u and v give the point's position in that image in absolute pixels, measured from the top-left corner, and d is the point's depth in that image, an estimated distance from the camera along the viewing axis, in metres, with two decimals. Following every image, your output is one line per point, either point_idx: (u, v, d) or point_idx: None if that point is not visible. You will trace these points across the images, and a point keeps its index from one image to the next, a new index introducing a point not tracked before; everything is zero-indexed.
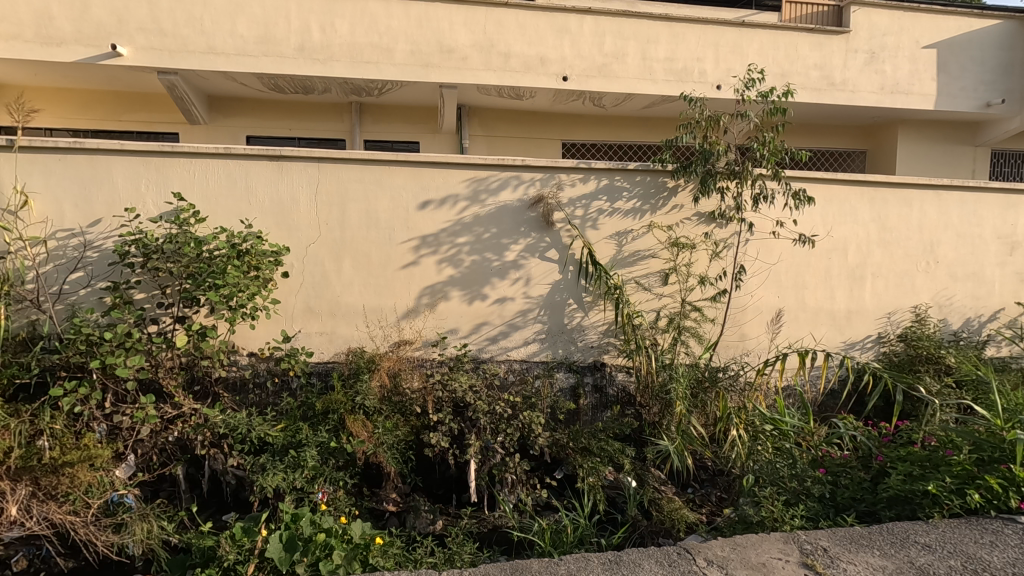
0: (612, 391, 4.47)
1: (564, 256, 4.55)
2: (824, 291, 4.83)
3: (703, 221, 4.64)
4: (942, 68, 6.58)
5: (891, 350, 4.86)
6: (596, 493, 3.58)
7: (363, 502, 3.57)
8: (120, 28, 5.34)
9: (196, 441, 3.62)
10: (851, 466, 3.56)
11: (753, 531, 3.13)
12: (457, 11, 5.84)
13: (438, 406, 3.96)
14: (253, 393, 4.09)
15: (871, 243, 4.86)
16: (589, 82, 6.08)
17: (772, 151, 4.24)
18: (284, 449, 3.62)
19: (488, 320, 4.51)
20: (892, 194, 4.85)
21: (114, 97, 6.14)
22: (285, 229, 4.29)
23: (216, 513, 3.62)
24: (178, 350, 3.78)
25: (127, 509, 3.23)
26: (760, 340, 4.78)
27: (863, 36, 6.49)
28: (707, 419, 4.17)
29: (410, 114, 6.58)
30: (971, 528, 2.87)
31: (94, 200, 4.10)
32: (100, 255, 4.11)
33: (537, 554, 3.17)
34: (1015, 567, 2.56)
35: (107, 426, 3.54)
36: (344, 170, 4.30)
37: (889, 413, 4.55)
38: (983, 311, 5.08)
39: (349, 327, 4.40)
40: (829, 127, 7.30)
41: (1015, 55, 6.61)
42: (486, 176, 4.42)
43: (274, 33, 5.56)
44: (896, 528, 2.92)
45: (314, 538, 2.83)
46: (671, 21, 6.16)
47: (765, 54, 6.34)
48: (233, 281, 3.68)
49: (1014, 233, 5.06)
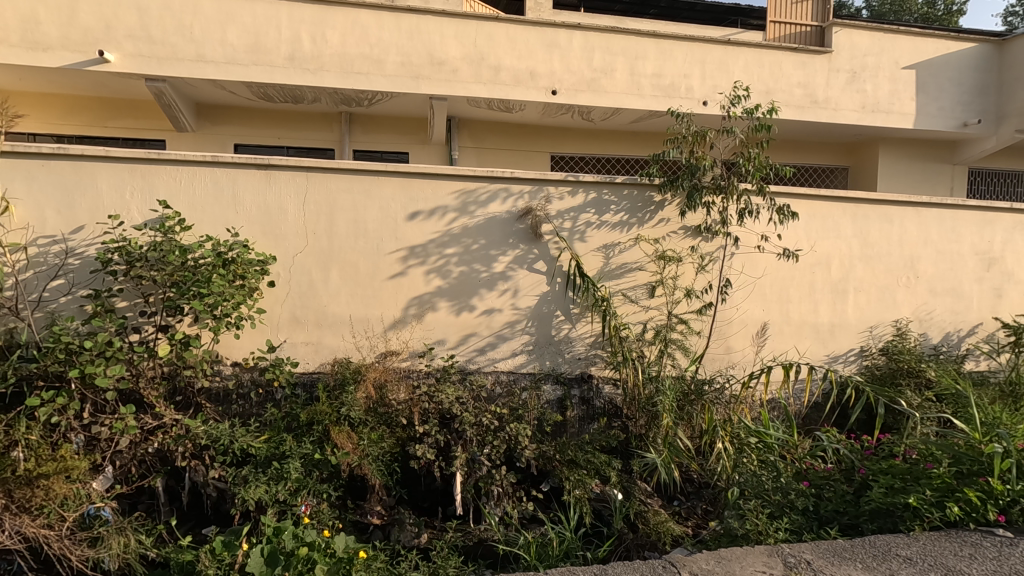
0: (598, 404, 4.47)
1: (551, 267, 4.56)
2: (808, 305, 4.89)
3: (690, 234, 4.68)
4: (921, 88, 6.75)
5: (873, 364, 4.91)
6: (582, 506, 3.59)
7: (348, 514, 3.56)
8: (108, 35, 5.30)
9: (176, 452, 3.56)
10: (835, 479, 3.60)
11: (738, 544, 3.15)
12: (448, 24, 5.88)
13: (424, 417, 3.97)
14: (236, 404, 4.05)
15: (853, 258, 4.94)
16: (578, 96, 6.14)
17: (757, 167, 4.32)
18: (267, 461, 3.58)
19: (475, 331, 4.49)
20: (873, 210, 4.95)
21: (100, 103, 6.09)
22: (272, 238, 4.26)
23: (195, 526, 3.57)
24: (160, 360, 3.73)
25: (103, 522, 3.19)
26: (745, 353, 4.82)
27: (845, 56, 6.64)
28: (693, 431, 4.21)
29: (400, 125, 6.60)
30: (951, 541, 2.91)
31: (76, 207, 4.04)
32: (81, 263, 4.04)
33: (524, 567, 3.17)
34: None
35: (84, 437, 3.48)
36: (333, 179, 4.30)
37: (872, 426, 4.60)
38: (962, 325, 5.17)
39: (334, 337, 4.36)
40: (812, 144, 7.44)
41: (990, 75, 6.79)
42: (475, 188, 4.44)
43: (264, 43, 5.57)
44: (878, 541, 2.94)
45: (296, 551, 2.76)
46: (658, 38, 6.27)
47: (750, 72, 6.46)
48: (217, 290, 3.66)
49: (991, 249, 5.19)
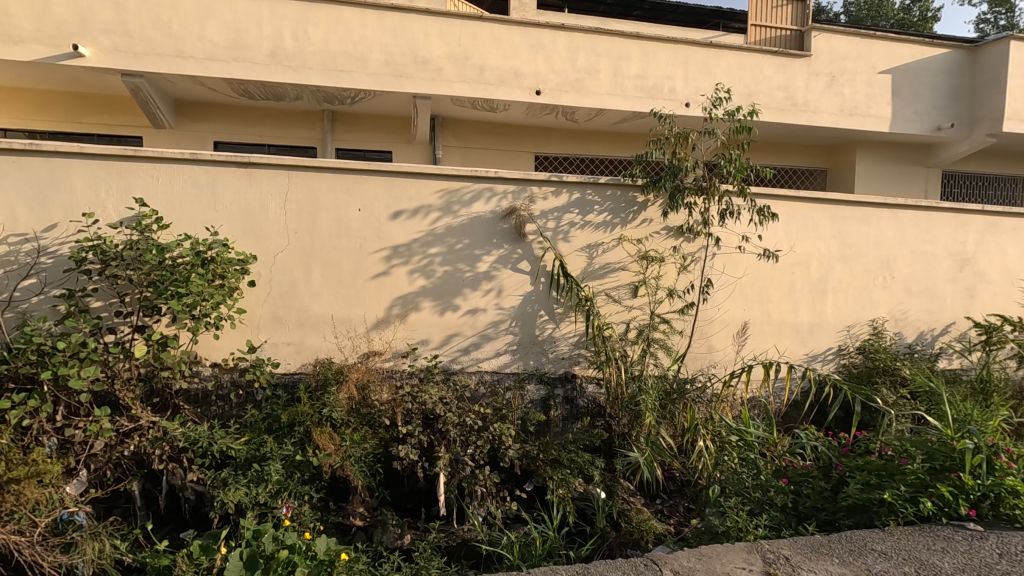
0: (581, 403, 4.49)
1: (535, 267, 4.56)
2: (788, 304, 4.96)
3: (673, 234, 4.72)
4: (896, 92, 6.89)
5: (851, 362, 5.01)
6: (565, 505, 3.60)
7: (330, 516, 3.53)
8: (83, 28, 5.19)
9: (153, 455, 3.51)
10: (813, 476, 3.66)
11: (719, 541, 3.19)
12: (433, 22, 5.86)
13: (407, 417, 3.95)
14: (215, 406, 3.99)
15: (832, 259, 5.02)
16: (562, 96, 6.16)
17: (738, 168, 4.38)
18: (247, 463, 3.53)
19: (459, 331, 4.48)
20: (851, 211, 5.04)
21: (74, 98, 5.95)
22: (252, 238, 4.20)
23: (173, 530, 3.51)
24: (137, 361, 3.67)
25: (76, 527, 3.12)
26: (726, 352, 4.87)
27: (824, 60, 6.76)
28: (675, 429, 4.25)
29: (383, 124, 6.55)
30: (924, 535, 2.97)
31: (50, 205, 3.94)
32: (55, 262, 3.95)
33: (507, 567, 3.17)
34: (963, 572, 2.65)
35: (57, 440, 3.42)
36: (315, 178, 4.26)
37: (849, 423, 4.69)
38: (935, 325, 5.29)
39: (317, 337, 4.32)
40: (791, 146, 7.55)
41: (963, 80, 6.96)
42: (459, 188, 4.43)
43: (245, 39, 5.49)
44: (854, 536, 3.00)
45: (276, 554, 2.73)
46: (641, 40, 6.31)
47: (732, 74, 6.54)
48: (196, 290, 3.59)
49: (964, 250, 5.32)
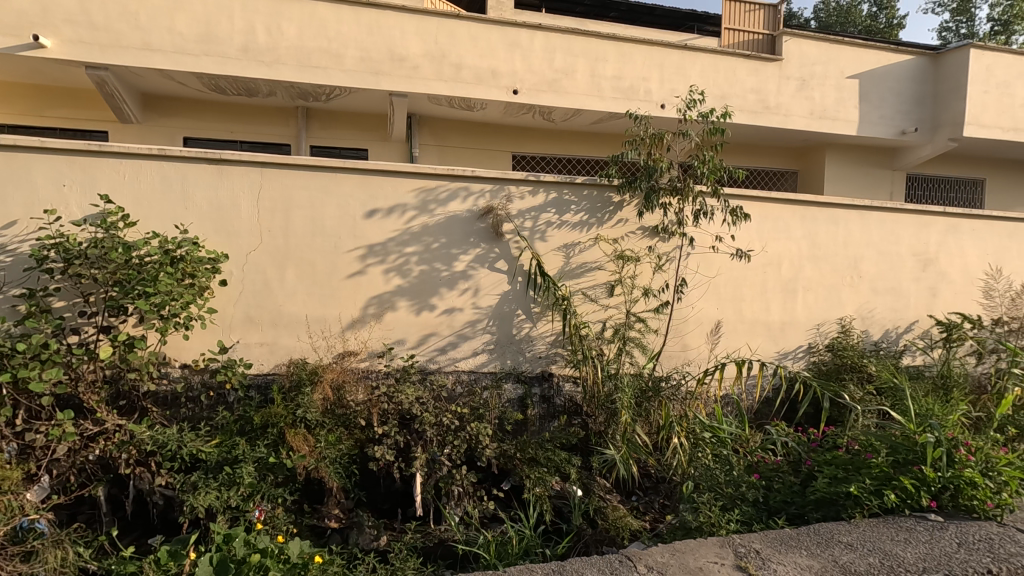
0: (558, 401, 4.53)
1: (512, 267, 4.57)
2: (760, 303, 5.06)
3: (648, 234, 4.77)
4: (863, 97, 7.08)
5: (820, 359, 5.13)
6: (542, 504, 3.62)
7: (304, 519, 3.48)
8: (44, 19, 5.01)
9: (119, 459, 3.37)
10: (783, 471, 3.75)
11: (692, 536, 3.24)
12: (411, 20, 5.81)
13: (383, 417, 3.91)
14: (185, 408, 3.88)
15: (802, 259, 5.14)
16: (539, 96, 6.18)
17: (711, 169, 4.45)
18: (218, 466, 3.46)
19: (435, 330, 4.46)
20: (821, 212, 5.17)
21: (34, 91, 5.74)
22: (225, 236, 4.11)
23: (140, 536, 3.50)
24: (102, 363, 3.57)
25: (38, 535, 3.01)
26: (700, 350, 4.95)
27: (795, 64, 6.91)
28: (650, 427, 4.30)
29: (359, 122, 6.47)
30: (888, 526, 3.06)
31: (10, 202, 3.80)
32: (14, 260, 3.80)
33: (483, 566, 3.17)
34: (925, 560, 2.73)
35: (17, 445, 3.25)
36: (289, 176, 4.19)
37: (818, 419, 4.81)
38: (900, 323, 5.46)
39: (291, 337, 4.24)
40: (762, 148, 7.70)
41: (926, 86, 7.20)
42: (435, 187, 4.41)
43: (216, 33, 5.36)
44: (822, 529, 3.08)
45: (248, 558, 2.68)
46: (617, 41, 6.35)
47: (707, 76, 6.64)
48: (164, 289, 3.49)
49: (927, 250, 5.50)
